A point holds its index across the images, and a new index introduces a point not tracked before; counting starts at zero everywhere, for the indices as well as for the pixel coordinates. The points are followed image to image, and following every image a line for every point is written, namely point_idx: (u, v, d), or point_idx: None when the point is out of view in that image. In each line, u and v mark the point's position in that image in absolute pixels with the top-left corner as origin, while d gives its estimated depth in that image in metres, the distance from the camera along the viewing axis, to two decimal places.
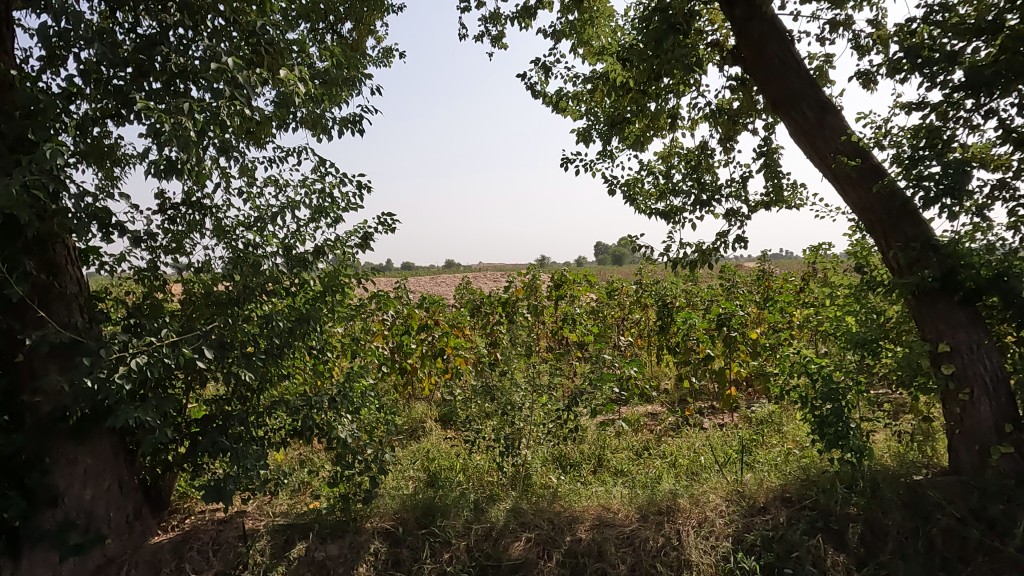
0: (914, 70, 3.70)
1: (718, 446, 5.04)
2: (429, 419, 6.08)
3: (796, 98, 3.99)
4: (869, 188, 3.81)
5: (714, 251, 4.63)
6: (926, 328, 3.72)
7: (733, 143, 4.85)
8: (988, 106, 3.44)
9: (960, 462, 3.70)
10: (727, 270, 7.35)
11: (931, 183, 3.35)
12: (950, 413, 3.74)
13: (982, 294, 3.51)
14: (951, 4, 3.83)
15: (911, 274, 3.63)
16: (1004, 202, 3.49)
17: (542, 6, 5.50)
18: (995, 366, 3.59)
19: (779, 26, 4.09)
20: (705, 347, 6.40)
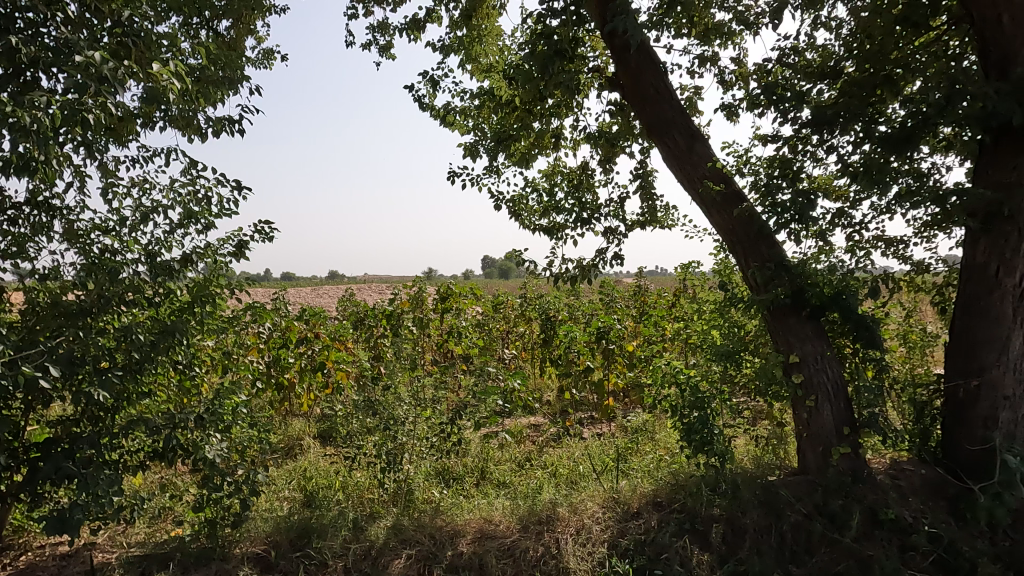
0: (769, 106, 4.08)
1: (596, 455, 5.23)
2: (308, 436, 5.85)
3: (669, 125, 4.26)
4: (731, 211, 4.13)
5: (594, 267, 4.82)
6: (779, 340, 4.08)
7: (612, 165, 5.09)
8: (829, 143, 3.86)
9: (808, 463, 4.08)
10: (606, 285, 7.68)
11: (782, 209, 3.71)
12: (799, 418, 4.12)
13: (826, 310, 3.92)
14: (800, 49, 4.28)
15: (766, 292, 3.98)
16: (843, 229, 3.92)
17: (431, 21, 5.51)
18: (835, 375, 3.99)
19: (654, 57, 4.36)
20: (585, 359, 6.63)
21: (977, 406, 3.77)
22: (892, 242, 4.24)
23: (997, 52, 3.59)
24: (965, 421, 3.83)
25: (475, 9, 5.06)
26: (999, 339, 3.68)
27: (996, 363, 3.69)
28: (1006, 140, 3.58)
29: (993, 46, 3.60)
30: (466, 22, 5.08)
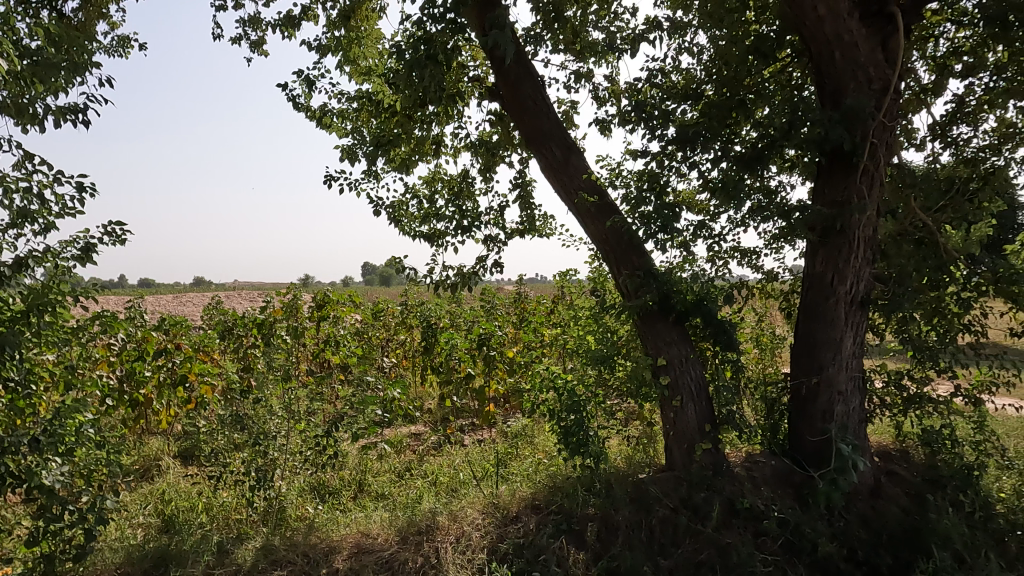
0: (639, 123, 4.31)
1: (476, 461, 5.25)
2: (167, 455, 5.40)
3: (546, 137, 4.39)
4: (604, 222, 4.32)
5: (474, 275, 4.84)
6: (649, 344, 4.30)
7: (493, 173, 5.15)
8: (692, 159, 4.15)
9: (674, 460, 4.33)
10: (487, 292, 7.75)
11: (649, 221, 3.93)
12: (666, 418, 4.36)
13: (690, 315, 4.21)
14: (667, 70, 4.57)
15: (636, 298, 4.19)
16: (704, 240, 4.22)
17: (307, 18, 5.31)
18: (698, 377, 4.27)
19: (532, 70, 4.48)
20: (466, 366, 6.65)
21: (817, 401, 4.18)
22: (746, 253, 4.62)
23: (831, 84, 4.02)
24: (807, 415, 4.24)
25: (354, 10, 4.94)
26: (834, 340, 4.12)
27: (832, 362, 4.12)
28: (838, 163, 4.02)
29: (828, 79, 4.03)
30: (344, 23, 4.95)
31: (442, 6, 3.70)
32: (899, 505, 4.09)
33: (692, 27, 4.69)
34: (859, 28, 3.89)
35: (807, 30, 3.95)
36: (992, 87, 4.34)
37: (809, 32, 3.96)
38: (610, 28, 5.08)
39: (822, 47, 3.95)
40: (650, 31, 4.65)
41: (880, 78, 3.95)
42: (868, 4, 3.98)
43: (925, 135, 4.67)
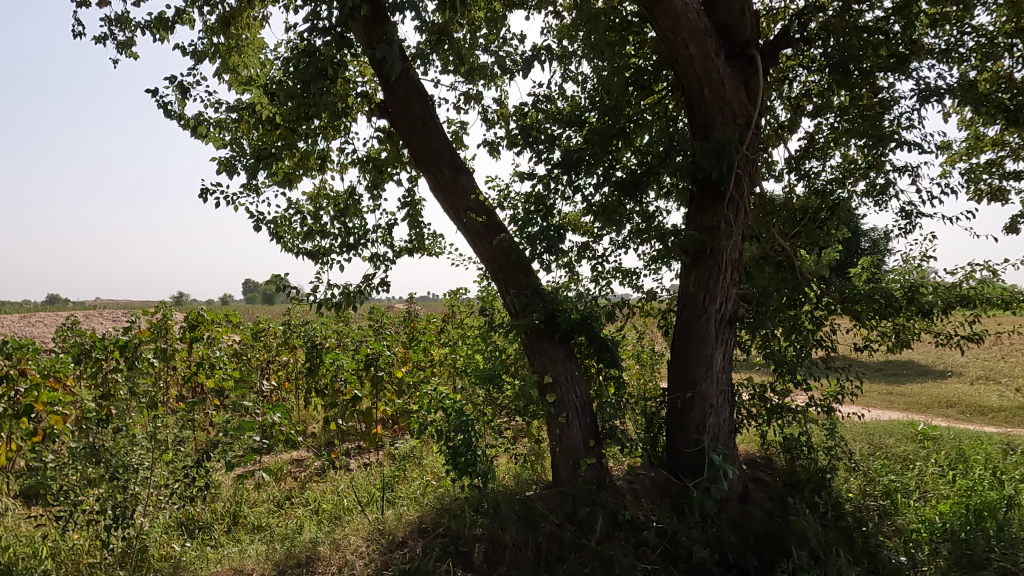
0: (526, 146, 4.43)
1: (361, 486, 5.10)
2: (7, 495, 4.83)
3: (435, 156, 4.39)
4: (492, 242, 4.37)
5: (360, 293, 4.73)
6: (536, 362, 4.38)
7: (380, 191, 5.07)
8: (576, 183, 4.31)
9: (560, 476, 4.42)
10: (375, 311, 7.59)
11: (535, 242, 4.04)
12: (553, 434, 4.44)
13: (574, 333, 4.33)
14: (553, 96, 4.73)
15: (523, 317, 4.27)
16: (587, 261, 4.38)
17: (182, 22, 5.02)
18: (582, 393, 4.39)
19: (422, 90, 4.48)
20: (353, 388, 6.47)
21: (691, 414, 4.43)
22: (628, 273, 4.84)
23: (701, 117, 4.33)
24: (683, 427, 4.47)
25: (234, 17, 4.73)
26: (705, 356, 4.38)
27: (705, 376, 4.39)
28: (708, 191, 4.32)
29: (699, 112, 4.33)
30: (223, 30, 4.72)
31: (327, 19, 3.63)
32: (764, 508, 4.40)
33: (576, 56, 4.89)
34: (725, 68, 4.23)
35: (680, 67, 4.24)
36: (837, 127, 4.84)
37: (682, 69, 4.25)
38: (499, 52, 5.21)
39: (693, 83, 4.25)
40: (537, 58, 4.81)
41: (744, 114, 4.29)
42: (733, 46, 4.34)
43: (783, 167, 5.13)
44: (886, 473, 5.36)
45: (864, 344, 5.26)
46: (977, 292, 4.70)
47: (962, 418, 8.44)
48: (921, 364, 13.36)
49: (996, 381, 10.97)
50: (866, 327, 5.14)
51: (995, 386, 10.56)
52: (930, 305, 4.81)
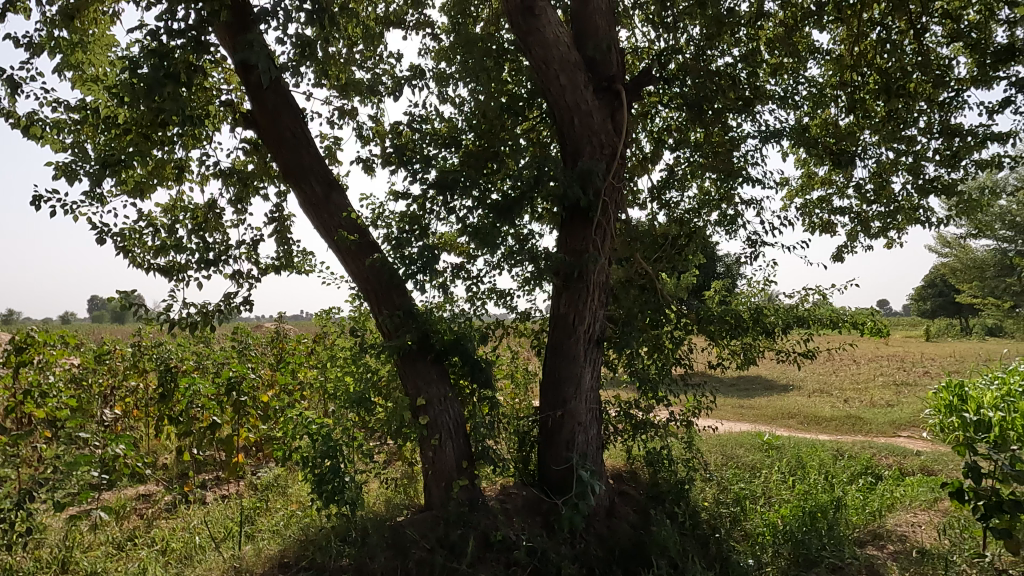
0: (401, 165, 4.39)
1: (216, 520, 4.73)
2: None
3: (305, 171, 4.24)
4: (365, 261, 4.27)
5: (220, 313, 4.43)
6: (408, 384, 4.32)
7: (245, 205, 4.80)
8: (451, 205, 4.32)
9: (432, 499, 4.36)
10: (239, 331, 7.14)
11: (410, 262, 3.99)
12: (425, 456, 4.38)
13: (448, 354, 4.31)
14: (429, 117, 4.74)
15: (396, 338, 4.21)
16: (462, 281, 4.39)
17: (16, 10, 4.50)
18: (456, 415, 4.37)
19: (293, 102, 4.32)
20: (211, 414, 6.03)
21: (561, 432, 4.55)
22: (502, 294, 4.91)
23: (571, 145, 4.51)
24: (553, 446, 4.58)
25: (79, 11, 4.32)
26: (574, 376, 4.53)
27: (573, 395, 4.52)
28: (577, 216, 4.49)
29: (569, 141, 4.51)
30: (65, 23, 4.29)
31: (184, 20, 3.43)
32: (628, 521, 4.60)
33: (453, 79, 4.94)
34: (593, 100, 4.45)
35: (551, 96, 4.42)
36: (693, 161, 5.24)
37: (553, 98, 4.43)
38: (376, 70, 5.16)
39: (563, 112, 4.43)
40: (414, 78, 4.81)
41: (610, 144, 4.51)
42: (600, 80, 4.59)
43: (646, 196, 5.46)
44: (736, 481, 5.79)
45: (717, 361, 5.67)
46: (811, 314, 5.23)
47: (801, 428, 9.35)
48: (769, 379, 14.64)
49: (829, 393, 12.27)
50: (719, 346, 5.55)
51: (828, 398, 11.78)
52: (773, 325, 5.29)
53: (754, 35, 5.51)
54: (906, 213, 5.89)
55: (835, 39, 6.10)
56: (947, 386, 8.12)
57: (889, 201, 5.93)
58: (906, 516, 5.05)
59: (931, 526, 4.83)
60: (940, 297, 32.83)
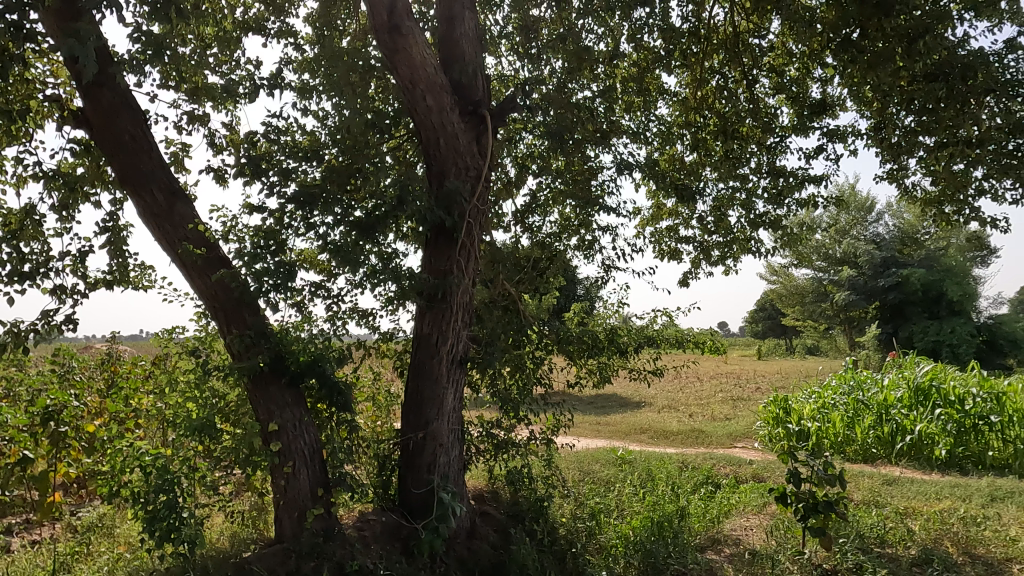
0: (256, 177, 4.16)
1: (23, 571, 4.12)
2: None
3: (146, 178, 3.89)
4: (213, 277, 3.98)
5: (36, 332, 3.91)
6: (260, 409, 4.06)
7: (72, 212, 4.30)
8: (311, 221, 4.15)
9: (283, 531, 4.10)
10: (61, 353, 6.35)
11: (264, 278, 3.77)
12: (277, 486, 4.12)
13: (303, 377, 4.11)
14: (290, 128, 4.54)
15: (246, 360, 3.94)
16: (321, 299, 4.22)
17: None
18: (311, 440, 4.16)
19: (132, 103, 3.96)
20: (22, 448, 5.28)
21: (422, 455, 4.48)
22: (364, 314, 4.78)
23: (436, 166, 4.52)
24: (414, 468, 4.50)
25: None
26: (437, 397, 4.50)
27: (436, 416, 4.48)
28: (441, 237, 4.50)
29: (434, 161, 4.52)
30: None
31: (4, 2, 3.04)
32: (489, 542, 4.60)
33: (316, 91, 4.78)
34: (458, 123, 4.51)
35: (417, 117, 4.42)
36: (555, 187, 5.45)
37: (419, 119, 4.44)
38: (230, 75, 4.87)
39: (429, 133, 4.44)
40: (274, 87, 4.60)
41: (475, 167, 4.58)
42: (466, 103, 4.65)
43: (510, 220, 5.59)
44: (592, 496, 6.03)
45: (575, 380, 5.89)
46: (659, 334, 5.60)
47: (651, 442, 9.95)
48: (623, 396, 15.44)
49: (676, 409, 13.18)
50: (577, 365, 5.76)
51: (675, 413, 12.64)
52: (626, 345, 5.60)
53: (611, 73, 5.88)
54: (740, 244, 6.52)
55: (681, 83, 6.67)
56: (774, 400, 9.01)
57: (727, 232, 6.53)
58: (741, 521, 5.51)
59: (761, 528, 5.30)
60: (769, 320, 36.56)
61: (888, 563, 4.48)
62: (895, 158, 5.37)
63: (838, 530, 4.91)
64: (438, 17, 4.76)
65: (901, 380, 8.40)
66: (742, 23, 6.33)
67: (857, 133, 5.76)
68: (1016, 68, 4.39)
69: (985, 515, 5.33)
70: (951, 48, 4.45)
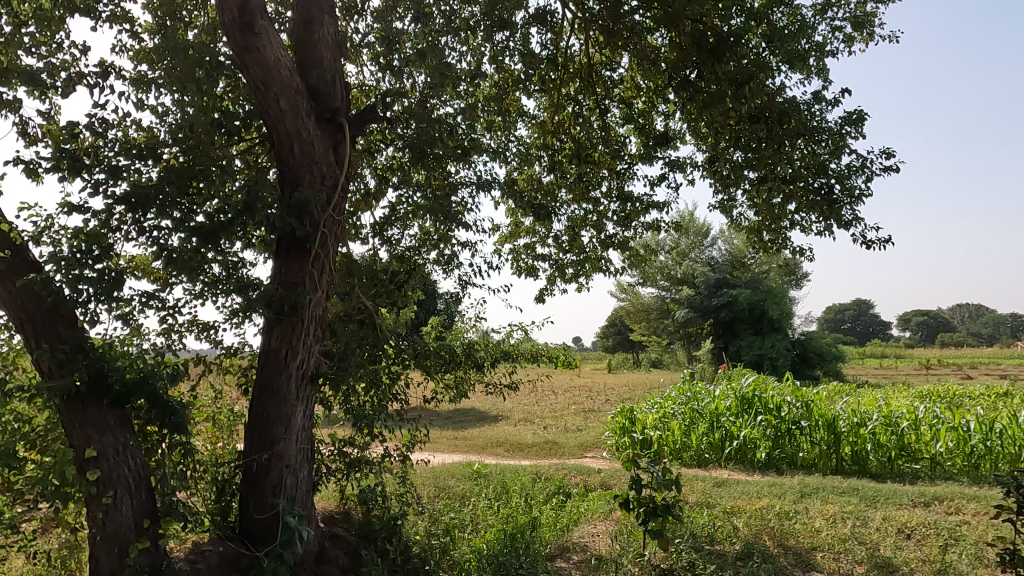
0: (77, 173, 3.73)
1: None
2: None
3: None
4: (19, 284, 3.50)
5: None
6: (74, 434, 3.60)
7: None
8: (144, 225, 3.79)
9: (100, 570, 3.65)
10: None
11: (83, 286, 3.37)
12: (93, 519, 3.67)
13: (130, 396, 3.72)
14: (122, 122, 4.14)
15: (58, 378, 3.50)
16: (154, 311, 3.85)
17: None
18: (137, 466, 3.77)
19: None
20: None
21: (267, 477, 4.22)
22: (205, 327, 4.43)
23: (289, 173, 4.32)
24: (257, 492, 4.22)
25: None
26: (284, 416, 4.26)
27: (283, 436, 4.25)
28: (293, 247, 4.29)
29: (287, 168, 4.32)
30: None
31: None
32: (338, 566, 4.41)
33: (155, 84, 4.41)
34: (315, 130, 4.36)
35: (269, 120, 4.21)
36: (414, 201, 5.43)
37: (271, 123, 4.23)
38: (50, 59, 4.35)
39: (282, 138, 4.24)
40: (105, 76, 4.18)
41: (331, 176, 4.44)
42: (322, 110, 4.50)
43: (367, 231, 5.46)
44: (446, 512, 5.99)
45: (432, 395, 5.84)
46: (515, 349, 5.73)
47: (507, 455, 10.11)
48: (480, 410, 15.57)
49: (531, 421, 13.53)
50: (433, 380, 5.72)
51: (530, 426, 12.97)
52: (482, 359, 5.67)
53: (473, 91, 5.98)
54: (592, 262, 6.86)
55: (540, 107, 6.94)
56: (622, 411, 9.54)
57: (580, 251, 6.85)
58: (588, 528, 5.75)
59: (607, 534, 5.57)
60: (618, 335, 38.75)
61: (716, 559, 4.88)
62: (725, 190, 5.94)
63: (674, 532, 5.27)
64: (295, 19, 4.58)
65: (730, 391, 9.24)
66: (595, 55, 6.72)
67: (694, 165, 6.31)
68: (821, 117, 5.06)
69: (796, 510, 5.99)
70: (770, 95, 5.03)
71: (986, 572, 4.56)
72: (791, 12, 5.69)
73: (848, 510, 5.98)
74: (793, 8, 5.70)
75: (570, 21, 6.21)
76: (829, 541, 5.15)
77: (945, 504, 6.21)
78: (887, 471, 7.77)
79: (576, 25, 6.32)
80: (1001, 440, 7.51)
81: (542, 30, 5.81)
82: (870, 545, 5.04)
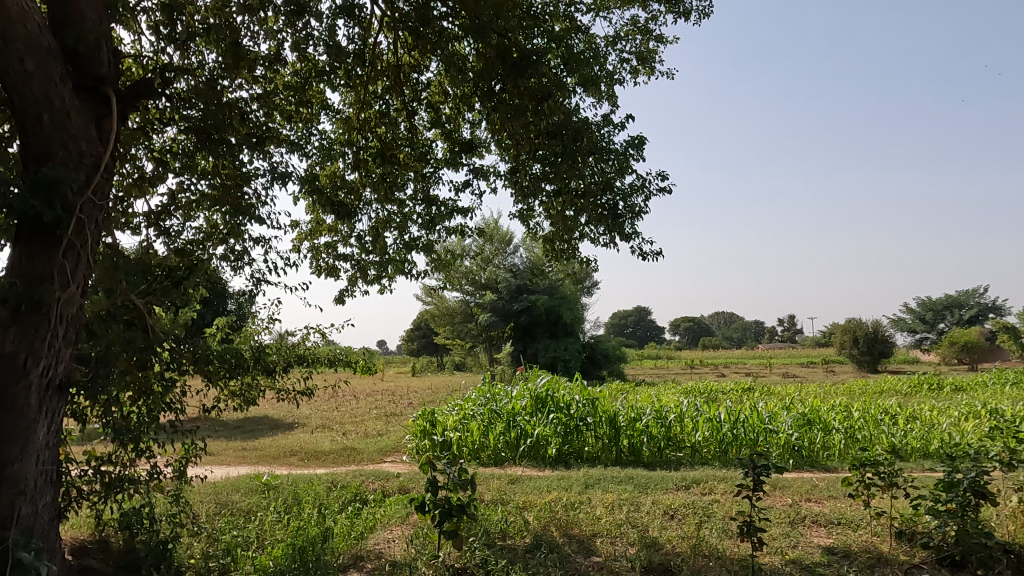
0: None
1: None
2: None
3: None
4: None
5: None
6: None
7: None
8: None
9: None
10: None
11: None
12: None
13: None
14: None
15: None
16: None
17: None
18: None
19: None
20: None
21: None
22: None
23: (34, 146, 3.67)
24: None
25: None
26: (22, 433, 3.60)
27: (19, 456, 3.58)
28: (38, 233, 3.65)
29: (32, 140, 3.68)
30: None
31: None
32: None
33: None
34: (71, 98, 3.76)
35: (9, 81, 3.56)
36: (199, 190, 4.93)
37: (12, 85, 3.58)
38: None
39: (25, 104, 3.60)
40: None
41: (92, 154, 3.86)
42: (83, 77, 3.89)
43: (140, 221, 4.84)
44: (228, 531, 5.51)
45: (213, 404, 5.32)
46: (311, 353, 5.43)
47: (302, 464, 9.60)
48: (275, 418, 14.61)
49: (330, 428, 13.01)
50: (216, 387, 5.23)
51: (328, 432, 12.47)
52: (274, 364, 5.30)
53: (271, 77, 5.60)
54: (395, 265, 6.79)
55: (346, 103, 6.72)
56: (423, 414, 9.54)
57: (383, 253, 6.73)
58: (384, 535, 5.64)
59: (402, 539, 5.51)
60: (423, 339, 38.89)
61: (507, 553, 5.07)
62: (525, 200, 6.24)
63: (468, 531, 5.39)
64: None
65: (525, 391, 9.74)
66: (404, 56, 6.68)
67: (497, 174, 6.53)
68: (609, 138, 5.54)
69: (581, 500, 6.45)
70: (566, 114, 5.38)
71: (729, 542, 5.28)
72: (587, 40, 6.16)
73: (624, 497, 6.60)
74: (589, 36, 6.18)
75: (379, 19, 6.10)
76: (607, 527, 5.62)
77: (701, 486, 7.11)
78: (657, 460, 8.69)
79: (386, 23, 6.22)
80: (744, 428, 8.80)
81: (350, 24, 5.62)
82: (641, 528, 5.59)
